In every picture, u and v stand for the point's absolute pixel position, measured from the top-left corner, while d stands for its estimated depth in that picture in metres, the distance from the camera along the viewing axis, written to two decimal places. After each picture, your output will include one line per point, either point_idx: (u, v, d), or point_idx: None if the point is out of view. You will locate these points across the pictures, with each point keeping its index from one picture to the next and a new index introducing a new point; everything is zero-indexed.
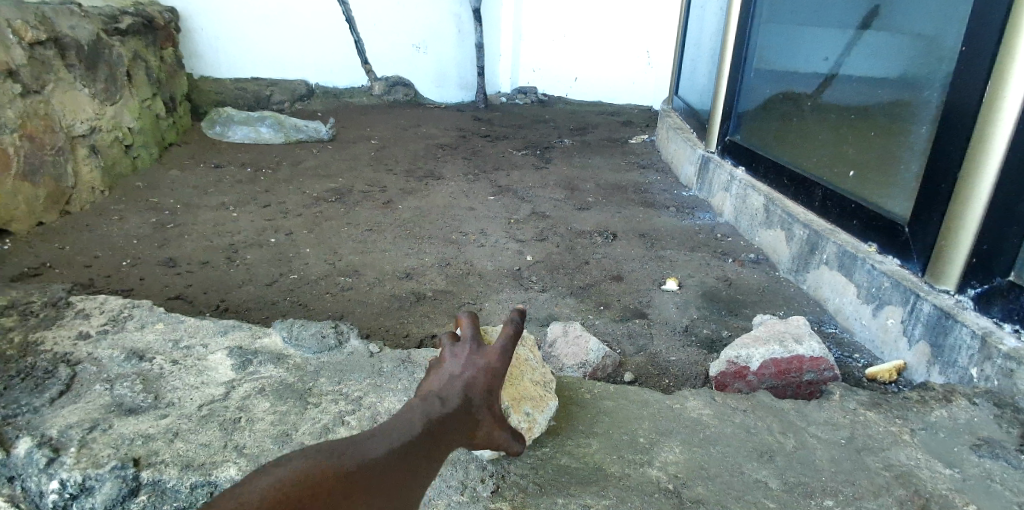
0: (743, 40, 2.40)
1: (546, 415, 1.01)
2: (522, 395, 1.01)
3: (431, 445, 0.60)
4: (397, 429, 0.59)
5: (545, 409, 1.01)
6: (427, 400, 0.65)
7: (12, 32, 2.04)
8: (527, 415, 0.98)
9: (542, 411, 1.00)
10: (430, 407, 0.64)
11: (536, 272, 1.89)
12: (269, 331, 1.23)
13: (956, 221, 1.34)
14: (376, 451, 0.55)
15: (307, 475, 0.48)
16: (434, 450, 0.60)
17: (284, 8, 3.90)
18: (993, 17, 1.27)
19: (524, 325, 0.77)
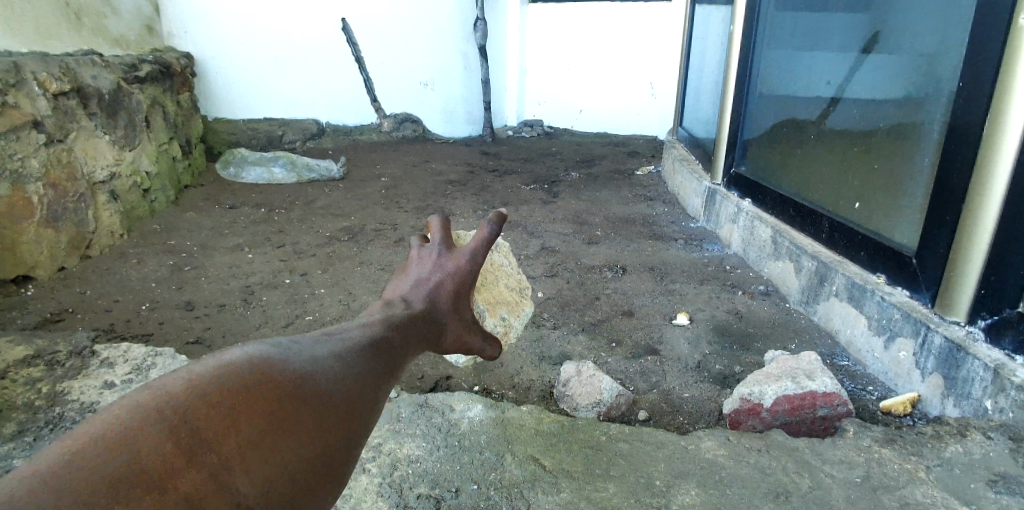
0: (745, 74, 2.45)
1: (520, 321, 1.43)
2: (504, 305, 1.41)
3: (385, 366, 0.62)
4: (359, 341, 0.61)
5: (519, 316, 1.44)
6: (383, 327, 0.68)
7: (37, 84, 2.12)
8: (507, 320, 1.38)
9: (516, 317, 1.43)
10: (387, 333, 0.66)
11: (547, 309, 1.92)
12: None
13: (963, 252, 1.35)
14: (320, 359, 0.54)
15: (246, 372, 0.47)
16: (389, 370, 0.62)
17: (295, 50, 4.01)
18: (989, 53, 1.30)
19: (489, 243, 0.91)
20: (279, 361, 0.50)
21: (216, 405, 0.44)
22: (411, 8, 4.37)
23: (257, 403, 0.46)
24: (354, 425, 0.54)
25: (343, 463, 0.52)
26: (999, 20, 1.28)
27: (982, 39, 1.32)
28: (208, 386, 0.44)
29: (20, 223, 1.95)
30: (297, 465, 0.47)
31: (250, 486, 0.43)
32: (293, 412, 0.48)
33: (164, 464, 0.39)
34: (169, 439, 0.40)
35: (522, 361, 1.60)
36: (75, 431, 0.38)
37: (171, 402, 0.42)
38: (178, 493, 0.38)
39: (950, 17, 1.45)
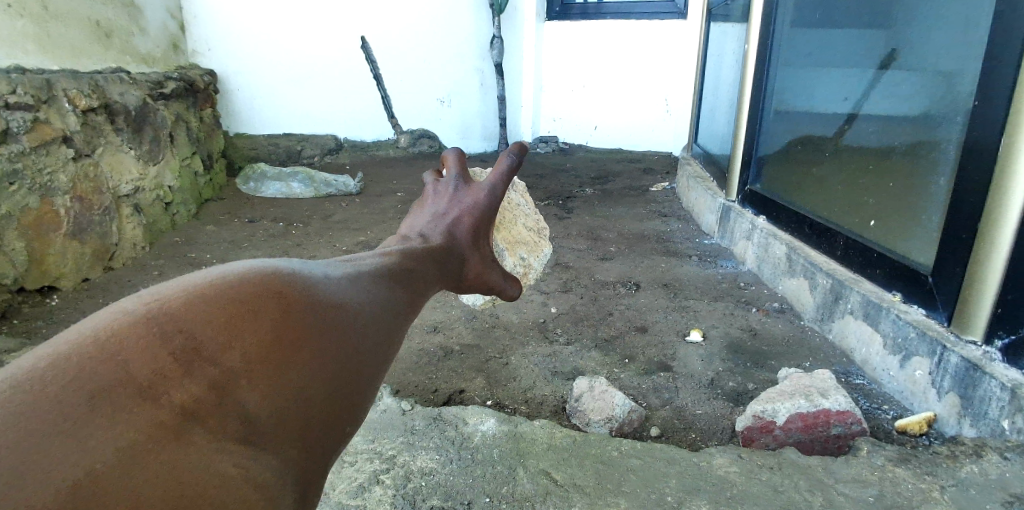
0: (760, 91, 2.46)
1: (539, 261, 1.58)
2: (519, 242, 1.55)
3: (396, 311, 0.67)
4: (372, 283, 0.67)
5: (539, 256, 1.58)
6: (398, 273, 0.73)
7: (68, 101, 2.19)
8: (523, 261, 1.52)
9: (535, 258, 1.56)
10: (399, 281, 0.72)
11: (560, 325, 1.92)
12: None
13: (978, 271, 1.34)
14: (318, 282, 0.58)
15: (248, 290, 0.51)
16: (399, 314, 0.67)
17: (315, 67, 4.09)
18: (1004, 72, 1.30)
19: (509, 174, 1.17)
20: (274, 280, 0.54)
21: (210, 320, 0.47)
22: (430, 26, 4.43)
23: (252, 319, 0.50)
24: (353, 346, 0.58)
25: (346, 382, 0.56)
26: (1013, 41, 1.28)
27: (996, 59, 1.32)
28: (200, 301, 0.48)
29: (49, 235, 2.01)
30: (295, 381, 0.51)
31: (248, 396, 0.47)
32: (291, 337, 0.52)
33: (160, 372, 0.43)
34: (167, 347, 0.44)
35: (535, 376, 1.61)
36: (74, 338, 0.42)
37: (167, 313, 0.46)
38: (174, 402, 0.42)
39: (965, 37, 1.45)
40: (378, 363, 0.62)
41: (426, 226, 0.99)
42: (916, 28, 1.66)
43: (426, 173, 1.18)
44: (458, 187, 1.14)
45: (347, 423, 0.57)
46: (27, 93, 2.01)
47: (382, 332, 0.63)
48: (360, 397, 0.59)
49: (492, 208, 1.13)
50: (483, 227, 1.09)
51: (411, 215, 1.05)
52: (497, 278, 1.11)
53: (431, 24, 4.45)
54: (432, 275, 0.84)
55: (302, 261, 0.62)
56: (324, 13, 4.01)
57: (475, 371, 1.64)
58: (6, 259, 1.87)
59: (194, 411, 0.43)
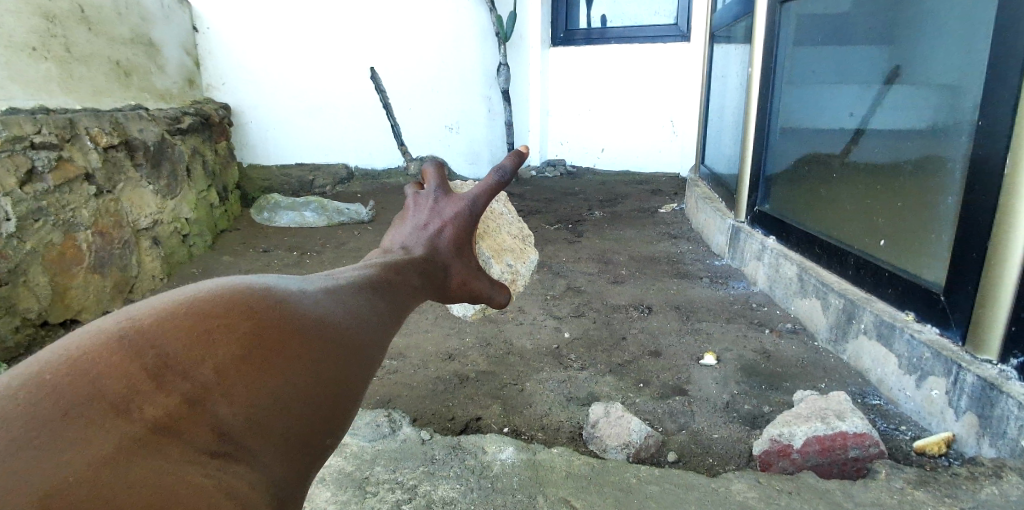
0: (766, 113, 2.49)
1: (525, 266, 1.65)
2: (505, 249, 1.62)
3: (371, 319, 0.70)
4: (347, 293, 0.70)
5: (525, 262, 1.66)
6: (375, 286, 0.77)
7: (90, 139, 2.25)
8: (510, 266, 1.58)
9: (523, 263, 1.64)
10: (375, 292, 0.76)
11: (574, 350, 1.93)
12: None
13: (990, 290, 1.35)
14: (290, 297, 0.62)
15: (219, 305, 0.55)
16: (375, 321, 0.71)
17: (327, 98, 4.17)
18: (1006, 94, 1.33)
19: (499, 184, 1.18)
20: (245, 297, 0.58)
21: (180, 336, 0.50)
22: (438, 56, 4.53)
23: (223, 332, 0.53)
24: (326, 355, 0.61)
25: (324, 391, 0.60)
26: (1015, 63, 1.30)
27: (999, 81, 1.35)
28: (171, 320, 0.51)
29: (71, 270, 2.06)
30: (271, 391, 0.54)
31: (222, 407, 0.50)
32: (262, 347, 0.55)
33: (133, 387, 0.46)
34: (140, 361, 0.47)
35: (551, 402, 1.62)
36: (46, 359, 0.45)
37: (136, 332, 0.49)
38: (147, 415, 0.45)
39: (966, 59, 1.48)
40: (358, 370, 0.65)
41: (409, 238, 1.04)
42: (916, 51, 1.69)
43: (407, 186, 1.19)
44: (439, 198, 1.16)
45: (327, 431, 0.60)
46: (52, 133, 2.07)
47: (359, 342, 0.66)
48: (339, 409, 0.62)
49: (473, 219, 1.16)
50: (466, 237, 1.12)
51: (394, 228, 1.09)
52: (483, 284, 1.16)
53: (440, 53, 4.54)
54: (414, 287, 0.89)
55: (275, 278, 0.66)
56: (335, 45, 4.10)
57: (491, 398, 1.65)
58: (32, 295, 1.91)
59: (168, 423, 0.46)
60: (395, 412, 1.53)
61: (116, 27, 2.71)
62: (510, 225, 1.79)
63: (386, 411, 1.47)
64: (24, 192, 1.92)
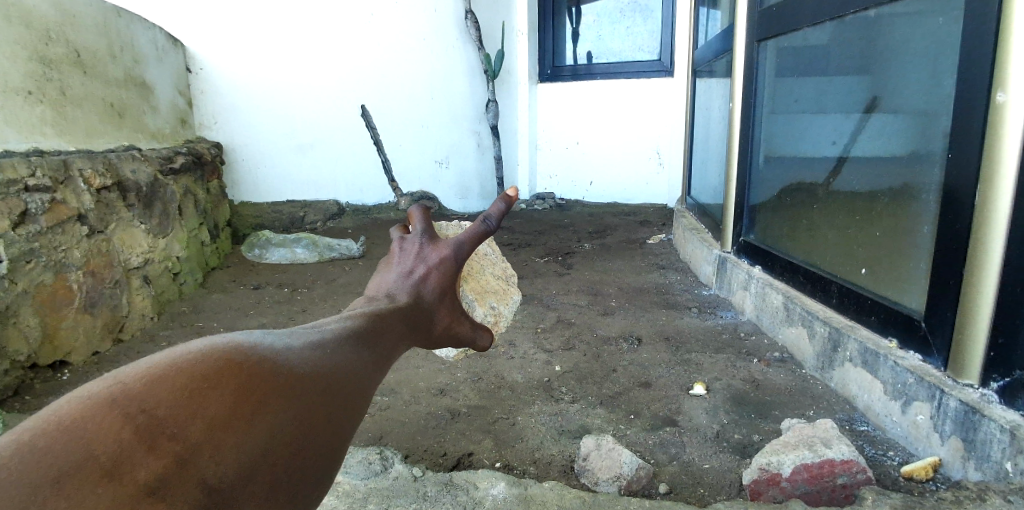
0: (748, 146, 2.56)
1: (509, 306, 1.69)
2: (488, 290, 1.66)
3: (356, 368, 0.73)
4: (332, 344, 0.73)
5: (509, 301, 1.70)
6: (360, 335, 0.80)
7: (82, 180, 2.27)
8: (493, 309, 1.60)
9: (507, 304, 1.68)
10: (360, 341, 0.78)
11: (565, 383, 1.95)
12: None
13: (967, 316, 1.38)
14: (278, 352, 0.64)
15: (205, 362, 0.57)
16: (360, 370, 0.73)
17: (318, 135, 4.22)
18: (972, 129, 1.39)
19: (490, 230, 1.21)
20: (233, 354, 0.60)
21: (170, 397, 0.53)
22: (428, 93, 4.63)
23: (212, 391, 0.55)
24: (313, 405, 0.63)
25: (312, 445, 0.62)
26: (979, 98, 1.37)
27: (965, 115, 1.41)
28: (161, 382, 0.54)
29: (61, 310, 2.06)
30: (261, 448, 0.56)
31: (215, 464, 0.52)
32: (248, 401, 0.57)
33: (124, 451, 0.48)
34: (128, 422, 0.50)
35: (543, 436, 1.63)
36: (37, 427, 0.47)
37: (125, 395, 0.51)
38: (138, 478, 0.47)
39: (934, 96, 1.55)
40: (344, 420, 0.67)
41: (394, 285, 1.07)
42: (889, 87, 1.76)
43: (393, 229, 1.23)
44: (425, 243, 1.19)
45: (319, 483, 0.62)
46: (45, 175, 2.09)
47: (345, 392, 0.68)
48: (327, 458, 0.63)
49: (458, 264, 1.18)
50: (450, 283, 1.15)
51: (379, 273, 1.12)
52: (466, 329, 1.19)
53: (429, 91, 4.64)
54: (399, 334, 0.92)
55: (262, 334, 0.68)
56: (327, 85, 4.18)
57: (483, 433, 1.66)
58: (21, 336, 1.91)
59: (160, 485, 0.48)
60: (387, 448, 1.54)
61: (110, 70, 2.76)
62: (494, 264, 1.83)
63: (378, 448, 1.46)
64: (17, 234, 1.93)
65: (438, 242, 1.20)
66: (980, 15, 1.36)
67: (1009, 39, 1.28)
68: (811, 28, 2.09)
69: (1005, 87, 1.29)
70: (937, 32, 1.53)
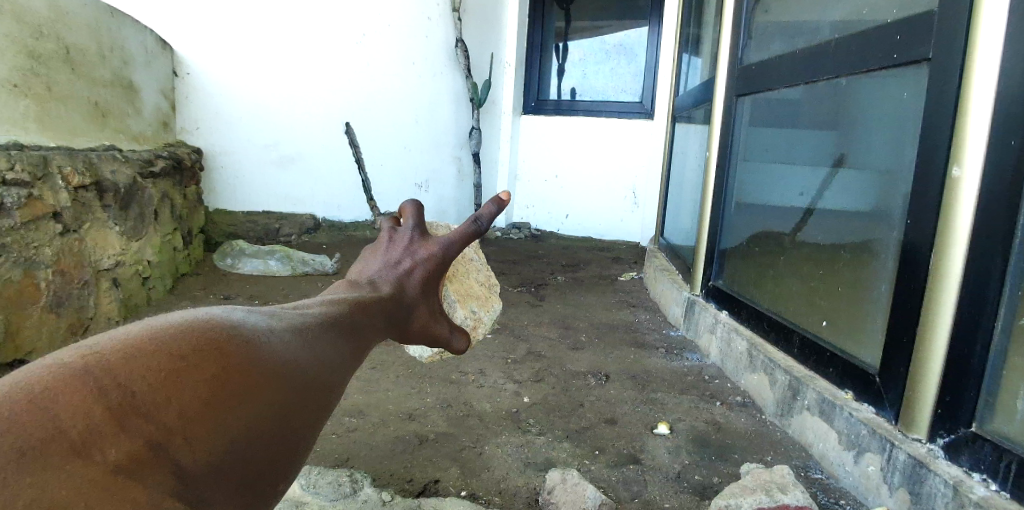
0: (720, 195, 2.66)
1: (490, 312, 1.82)
2: (472, 295, 1.81)
3: (330, 361, 0.75)
4: (310, 334, 0.75)
5: (491, 308, 1.84)
6: (337, 326, 0.82)
7: (61, 178, 2.27)
8: (473, 314, 1.72)
9: (488, 309, 1.82)
10: (337, 333, 0.80)
11: (532, 414, 1.97)
12: None
13: (919, 375, 1.46)
14: (258, 337, 0.66)
15: (188, 344, 0.58)
16: (333, 364, 0.75)
17: (300, 149, 4.19)
18: (930, 197, 1.48)
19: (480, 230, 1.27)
20: (216, 335, 0.61)
21: (146, 377, 0.54)
22: (413, 114, 4.68)
23: (191, 372, 0.57)
24: (288, 399, 0.65)
25: (280, 434, 0.64)
26: (936, 169, 1.47)
27: (924, 183, 1.51)
28: (138, 358, 0.54)
29: (26, 308, 2.02)
30: (232, 435, 0.58)
31: (186, 450, 0.53)
32: (228, 387, 0.59)
33: (96, 429, 0.49)
34: (104, 399, 0.51)
35: (508, 466, 1.65)
36: (9, 390, 0.47)
37: (99, 370, 0.52)
38: (108, 459, 0.48)
39: (897, 163, 1.66)
40: (311, 418, 0.69)
41: (377, 272, 1.12)
42: (854, 149, 1.87)
43: (385, 220, 1.30)
44: (415, 237, 1.25)
45: (278, 474, 0.64)
46: (24, 170, 2.08)
47: (316, 385, 0.71)
48: (291, 454, 0.66)
49: (445, 262, 1.25)
50: (433, 279, 1.21)
51: (365, 260, 1.18)
52: (443, 328, 1.22)
53: (415, 113, 4.70)
54: (376, 326, 0.95)
55: (243, 315, 0.69)
56: (315, 98, 4.17)
57: (449, 461, 1.67)
58: None
59: (129, 466, 0.49)
60: (355, 471, 1.54)
61: (98, 68, 2.75)
62: (479, 271, 1.99)
63: (348, 471, 1.52)
64: None
65: (428, 240, 1.26)
66: (938, 93, 1.47)
67: (965, 119, 1.37)
68: (786, 88, 2.21)
69: (960, 163, 1.38)
70: (901, 104, 1.64)
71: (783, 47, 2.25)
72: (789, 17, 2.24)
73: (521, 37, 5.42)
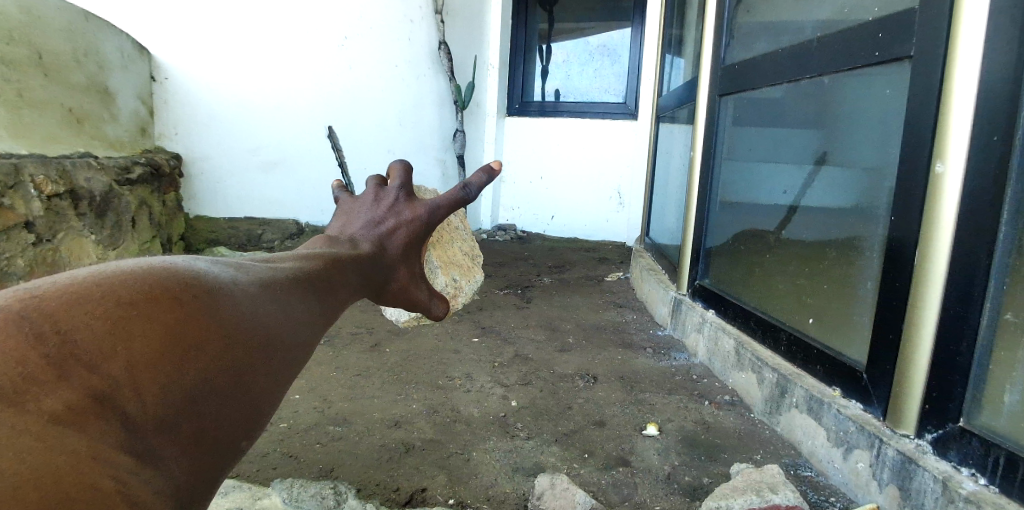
0: (705, 193, 2.65)
1: (470, 283, 1.86)
2: (454, 263, 1.84)
3: (298, 316, 0.72)
4: (278, 289, 0.72)
5: (472, 277, 1.88)
6: (309, 284, 0.79)
7: (34, 186, 2.23)
8: (454, 281, 1.79)
9: (468, 279, 1.86)
10: (307, 290, 0.78)
11: (521, 419, 1.95)
12: (269, 492, 1.42)
13: (906, 370, 1.46)
14: (218, 288, 0.63)
15: (137, 292, 0.55)
16: (301, 320, 0.73)
17: (283, 152, 4.12)
18: (914, 194, 1.48)
19: (470, 195, 1.23)
20: (171, 284, 0.58)
21: (92, 324, 0.51)
22: (396, 117, 4.64)
23: (140, 322, 0.54)
24: (250, 353, 0.63)
25: (243, 389, 0.61)
26: (919, 165, 1.47)
27: (908, 180, 1.50)
28: (81, 304, 0.51)
29: None
30: (186, 386, 0.55)
31: (134, 401, 0.51)
32: (180, 338, 0.56)
33: (30, 376, 0.46)
34: (41, 344, 0.48)
35: (496, 472, 1.62)
36: None
37: (38, 315, 0.49)
38: (45, 408, 0.46)
39: (880, 160, 1.66)
40: (276, 373, 0.67)
41: (359, 231, 1.10)
42: (837, 146, 1.87)
43: (372, 178, 1.26)
44: (401, 199, 1.22)
45: (240, 429, 0.61)
46: None
47: (282, 341, 0.68)
48: (255, 409, 0.63)
49: (429, 226, 1.22)
50: (416, 243, 1.18)
51: (350, 215, 1.16)
52: (421, 293, 1.19)
53: (399, 116, 4.66)
54: (351, 286, 0.92)
55: (205, 265, 0.66)
56: (298, 101, 4.12)
57: (436, 468, 1.64)
58: None
59: (70, 416, 0.47)
60: (339, 482, 1.51)
61: (73, 74, 2.71)
62: (463, 240, 2.01)
63: (332, 483, 1.49)
64: None
65: (415, 202, 1.23)
66: (921, 89, 1.47)
67: (948, 114, 1.37)
68: (769, 86, 2.21)
69: (944, 159, 1.38)
70: (885, 101, 1.64)
71: (765, 45, 2.25)
72: (771, 16, 2.24)
73: (504, 39, 5.41)
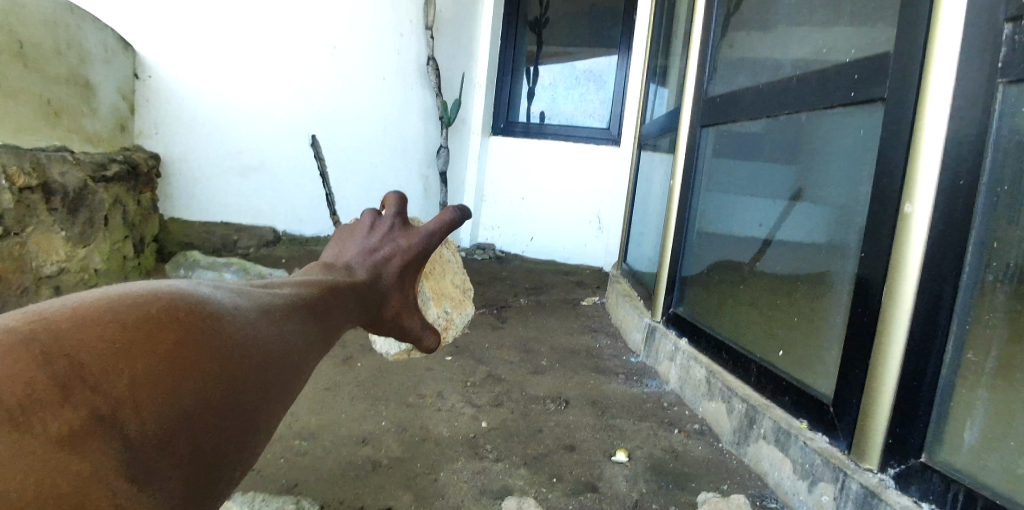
0: (682, 220, 2.69)
1: (462, 316, 1.84)
2: (446, 295, 1.83)
3: (290, 340, 0.76)
4: (271, 314, 0.75)
5: (464, 311, 1.86)
6: (303, 310, 0.83)
7: (4, 178, 2.21)
8: (446, 313, 1.78)
9: (461, 312, 1.85)
10: (302, 316, 0.81)
11: (490, 440, 1.94)
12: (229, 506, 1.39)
13: (870, 405, 1.48)
14: (215, 314, 0.66)
15: (142, 318, 0.58)
16: (292, 344, 0.76)
17: (263, 159, 4.10)
18: (884, 231, 1.52)
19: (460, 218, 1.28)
20: (173, 310, 0.62)
21: (96, 346, 0.54)
22: (380, 130, 4.64)
23: (142, 345, 0.57)
24: (243, 377, 0.66)
25: (236, 412, 0.64)
26: (890, 204, 1.51)
27: (879, 217, 1.54)
28: (89, 327, 0.54)
29: None
30: (185, 409, 0.58)
31: (134, 421, 0.54)
32: (180, 362, 0.59)
33: (40, 397, 0.49)
34: (50, 365, 0.50)
35: (464, 494, 1.60)
36: None
37: (47, 338, 0.52)
38: (50, 428, 0.48)
39: (852, 198, 1.71)
40: (268, 397, 0.70)
41: (354, 258, 1.11)
42: (811, 182, 1.92)
43: (370, 208, 1.27)
44: (396, 227, 1.25)
45: (232, 453, 0.64)
46: None
47: (275, 367, 0.71)
48: (246, 433, 0.66)
49: (424, 255, 1.24)
50: (410, 271, 1.20)
51: (346, 242, 1.17)
52: (415, 323, 1.20)
53: (385, 130, 4.68)
54: (347, 310, 0.95)
55: (206, 290, 0.70)
56: (285, 108, 4.12)
57: (402, 487, 1.62)
58: None
59: (74, 435, 0.49)
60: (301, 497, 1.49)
61: (54, 65, 2.66)
62: (455, 273, 2.01)
63: (294, 498, 1.47)
64: None
65: (410, 230, 1.26)
66: (893, 130, 1.52)
67: (917, 156, 1.40)
68: (748, 119, 2.26)
69: (912, 200, 1.41)
70: (859, 140, 1.69)
71: (746, 79, 2.31)
72: (753, 51, 2.30)
73: (493, 59, 5.47)
